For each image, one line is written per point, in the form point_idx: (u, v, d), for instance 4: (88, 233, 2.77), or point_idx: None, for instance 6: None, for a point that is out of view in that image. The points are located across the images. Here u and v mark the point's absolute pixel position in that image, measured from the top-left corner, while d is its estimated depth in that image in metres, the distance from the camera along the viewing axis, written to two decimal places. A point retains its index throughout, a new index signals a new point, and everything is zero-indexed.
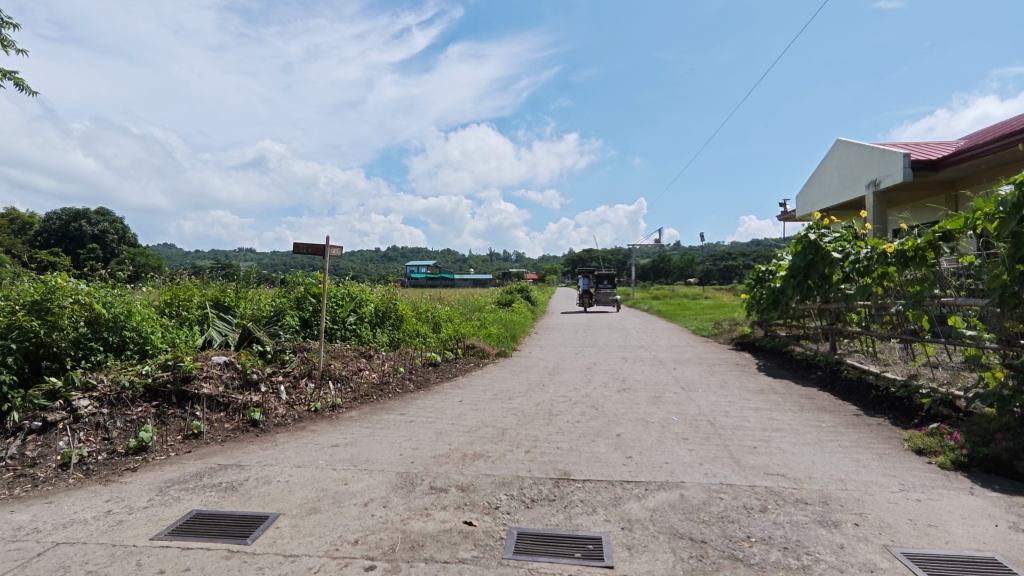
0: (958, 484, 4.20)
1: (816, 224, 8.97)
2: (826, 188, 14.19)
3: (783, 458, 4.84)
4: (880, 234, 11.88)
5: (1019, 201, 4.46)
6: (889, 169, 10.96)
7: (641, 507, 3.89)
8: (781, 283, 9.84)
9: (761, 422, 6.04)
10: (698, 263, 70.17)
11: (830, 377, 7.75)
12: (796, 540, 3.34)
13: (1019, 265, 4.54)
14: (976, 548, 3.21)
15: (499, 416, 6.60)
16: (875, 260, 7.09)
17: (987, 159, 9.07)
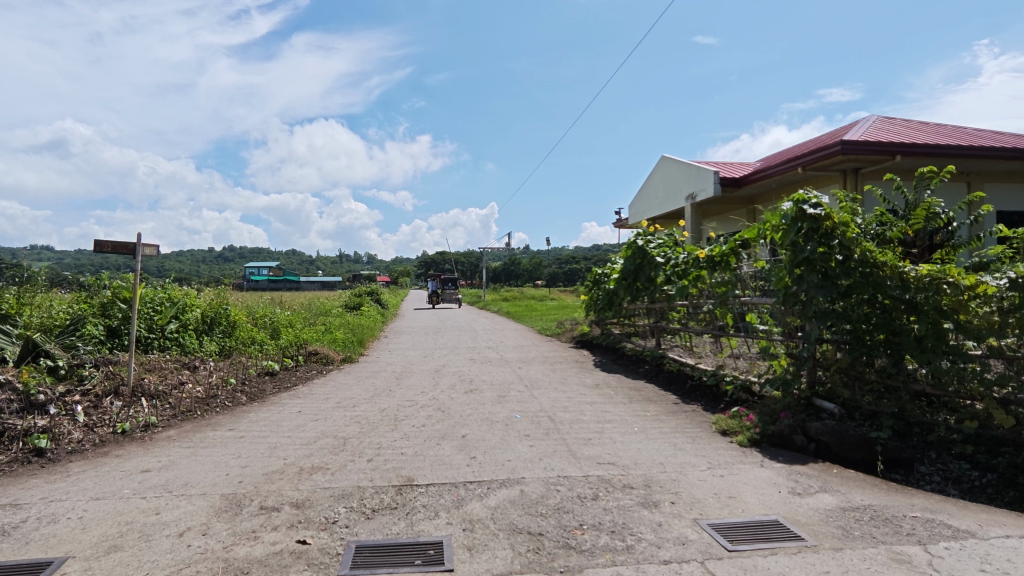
0: (752, 458, 4.87)
1: (644, 231, 9.90)
2: (653, 198, 15.68)
3: (613, 447, 5.22)
4: (696, 241, 13.41)
5: (796, 216, 5.29)
6: (703, 185, 12.40)
7: (482, 506, 3.94)
8: (614, 285, 10.67)
9: (595, 415, 6.45)
10: (545, 267, 73.76)
11: (655, 370, 8.57)
12: (622, 523, 3.61)
13: (797, 269, 5.37)
14: (764, 513, 3.71)
15: (341, 425, 6.29)
16: (691, 264, 7.98)
17: (777, 179, 10.65)
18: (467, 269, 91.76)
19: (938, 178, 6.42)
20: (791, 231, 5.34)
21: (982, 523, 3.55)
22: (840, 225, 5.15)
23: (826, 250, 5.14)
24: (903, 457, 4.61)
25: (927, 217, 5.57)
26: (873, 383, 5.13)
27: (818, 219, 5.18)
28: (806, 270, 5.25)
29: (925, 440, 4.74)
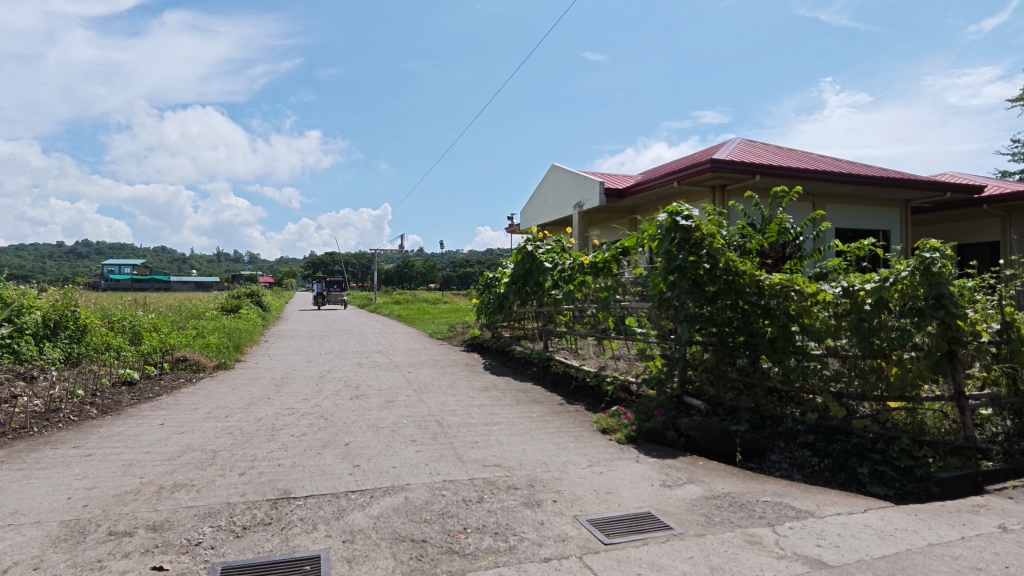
0: (628, 454, 5.15)
1: (533, 237, 10.15)
2: (543, 205, 16.15)
3: (499, 449, 5.29)
4: (582, 248, 13.99)
5: (670, 226, 5.68)
6: (590, 194, 12.96)
7: (364, 516, 3.81)
8: (504, 289, 10.84)
9: (483, 417, 6.50)
10: (439, 270, 73.31)
11: (543, 372, 8.82)
12: (505, 524, 3.65)
13: (671, 276, 5.75)
14: (638, 506, 3.93)
15: (210, 437, 5.81)
16: (577, 270, 8.31)
17: (655, 191, 11.39)
18: (358, 271, 88.84)
19: (788, 197, 7.20)
20: (666, 240, 5.72)
21: (819, 503, 4.02)
22: (708, 236, 5.60)
23: (695, 258, 5.56)
24: (757, 447, 5.08)
25: (779, 231, 6.21)
26: (734, 381, 5.64)
27: (689, 230, 5.60)
28: (678, 277, 5.65)
29: (776, 430, 5.27)
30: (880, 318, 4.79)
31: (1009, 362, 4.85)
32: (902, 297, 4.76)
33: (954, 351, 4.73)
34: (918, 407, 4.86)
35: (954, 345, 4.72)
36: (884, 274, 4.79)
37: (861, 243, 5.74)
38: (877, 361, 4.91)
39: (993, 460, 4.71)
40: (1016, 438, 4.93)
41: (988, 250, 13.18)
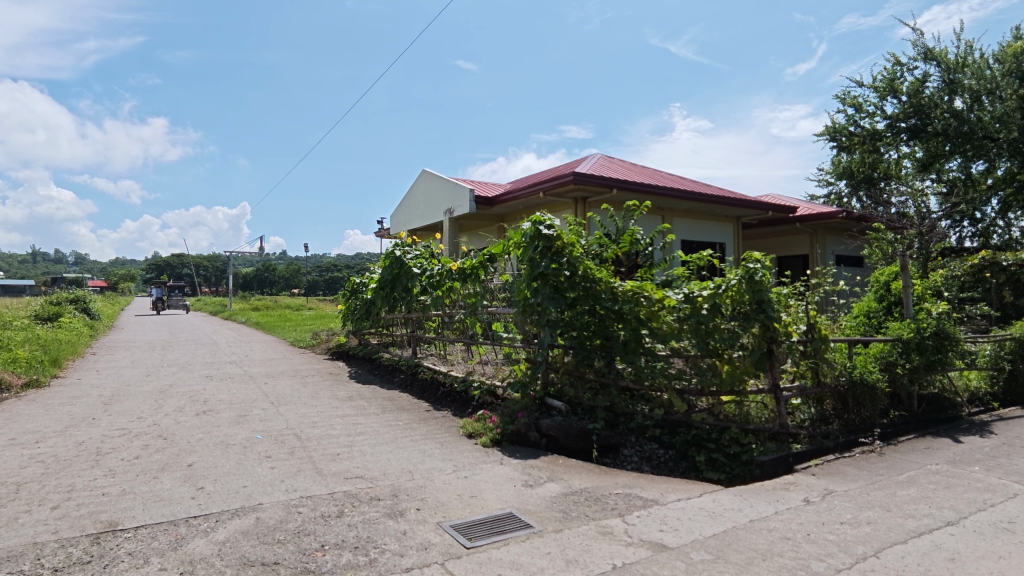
0: (493, 457, 5.27)
1: (401, 242, 9.99)
2: (413, 210, 15.96)
3: (362, 460, 5.11)
4: (452, 254, 14.03)
5: (533, 234, 5.89)
6: (460, 201, 13.05)
7: (207, 543, 3.49)
8: (371, 295, 10.53)
9: (346, 428, 6.25)
10: (304, 275, 69.49)
11: (411, 380, 8.71)
12: (366, 537, 3.54)
13: (535, 282, 5.98)
14: (500, 508, 4.02)
15: (14, 468, 4.96)
16: (445, 276, 8.32)
17: (523, 200, 11.76)
18: (210, 275, 81.35)
19: (640, 210, 7.79)
20: (530, 248, 5.93)
21: (664, 491, 4.40)
22: (568, 244, 5.91)
23: (557, 266, 5.83)
24: (611, 443, 5.45)
25: (631, 242, 6.71)
26: (591, 381, 6.00)
27: (551, 239, 5.85)
28: (540, 283, 5.90)
29: (628, 426, 5.68)
30: (715, 321, 5.38)
31: (813, 358, 5.67)
32: (732, 302, 5.38)
33: (772, 350, 5.43)
34: (744, 399, 5.51)
35: (772, 344, 5.42)
36: (718, 282, 5.38)
37: (700, 254, 6.37)
38: (712, 359, 5.49)
39: (802, 442, 5.45)
40: (819, 423, 5.75)
41: (800, 262, 15.31)
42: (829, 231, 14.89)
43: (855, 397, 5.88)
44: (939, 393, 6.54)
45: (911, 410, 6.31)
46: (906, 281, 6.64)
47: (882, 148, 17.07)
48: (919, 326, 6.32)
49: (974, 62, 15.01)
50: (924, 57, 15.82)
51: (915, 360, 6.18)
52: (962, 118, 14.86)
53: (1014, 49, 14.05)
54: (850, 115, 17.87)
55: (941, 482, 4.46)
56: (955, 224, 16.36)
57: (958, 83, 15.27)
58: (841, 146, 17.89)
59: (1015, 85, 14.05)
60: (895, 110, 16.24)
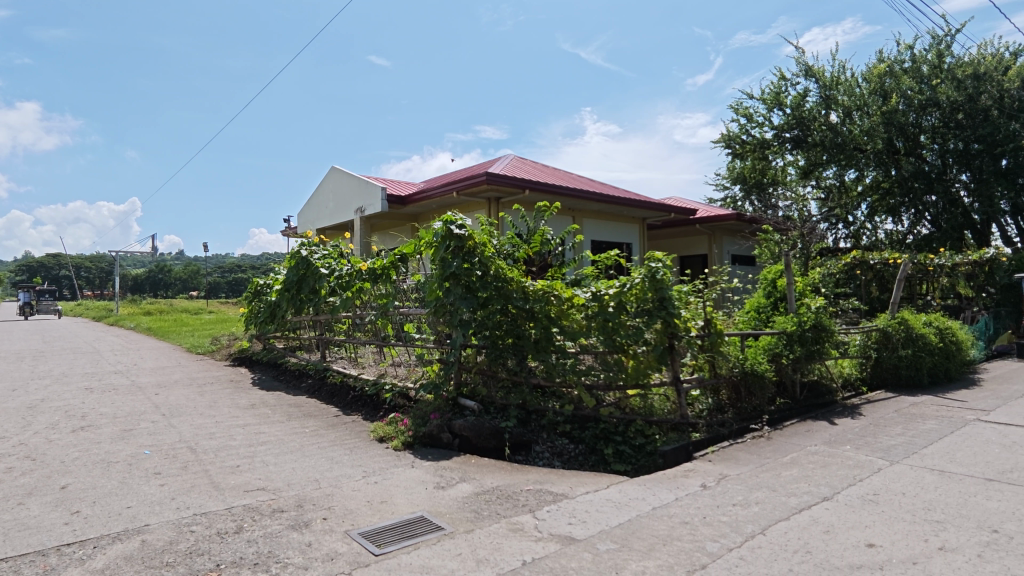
0: (405, 461, 5.18)
1: (308, 242, 9.56)
2: (322, 209, 15.36)
3: (263, 471, 4.85)
4: (363, 254, 13.64)
5: (445, 234, 5.84)
6: (371, 200, 12.72)
7: (83, 572, 3.16)
8: (276, 297, 10.02)
9: (247, 438, 5.90)
10: (203, 276, 65.05)
11: (319, 385, 8.37)
12: (267, 552, 3.36)
13: (446, 282, 5.93)
14: (411, 512, 3.95)
15: None
16: (354, 276, 8.06)
17: (437, 200, 11.66)
18: (92, 277, 74.12)
19: (549, 211, 7.94)
20: (441, 248, 5.87)
21: (573, 485, 4.52)
22: (479, 244, 5.91)
23: (468, 266, 5.82)
24: (523, 441, 5.53)
25: (542, 242, 6.83)
26: (504, 380, 6.05)
27: (462, 239, 5.83)
28: (452, 283, 5.86)
29: (540, 423, 5.78)
30: (620, 317, 5.60)
31: (709, 351, 6.04)
32: (636, 300, 5.62)
33: (673, 345, 5.73)
34: (648, 392, 5.77)
35: (673, 339, 5.72)
36: (623, 281, 5.60)
37: (607, 254, 6.60)
38: (618, 355, 5.70)
39: (700, 431, 5.79)
40: (715, 412, 6.14)
41: (699, 261, 16.27)
42: (725, 232, 15.94)
43: (746, 386, 6.33)
44: (817, 380, 7.16)
45: (795, 397, 6.88)
46: (789, 279, 7.23)
47: (770, 156, 18.32)
48: (800, 319, 6.92)
49: (846, 80, 16.64)
50: (805, 73, 17.33)
51: (797, 351, 6.76)
52: (837, 131, 16.43)
53: (878, 70, 15.71)
54: (742, 125, 19.23)
55: (819, 461, 4.90)
56: (831, 227, 18.05)
57: (833, 99, 16.69)
58: (734, 153, 19.13)
59: (879, 103, 15.72)
60: (781, 121, 17.67)
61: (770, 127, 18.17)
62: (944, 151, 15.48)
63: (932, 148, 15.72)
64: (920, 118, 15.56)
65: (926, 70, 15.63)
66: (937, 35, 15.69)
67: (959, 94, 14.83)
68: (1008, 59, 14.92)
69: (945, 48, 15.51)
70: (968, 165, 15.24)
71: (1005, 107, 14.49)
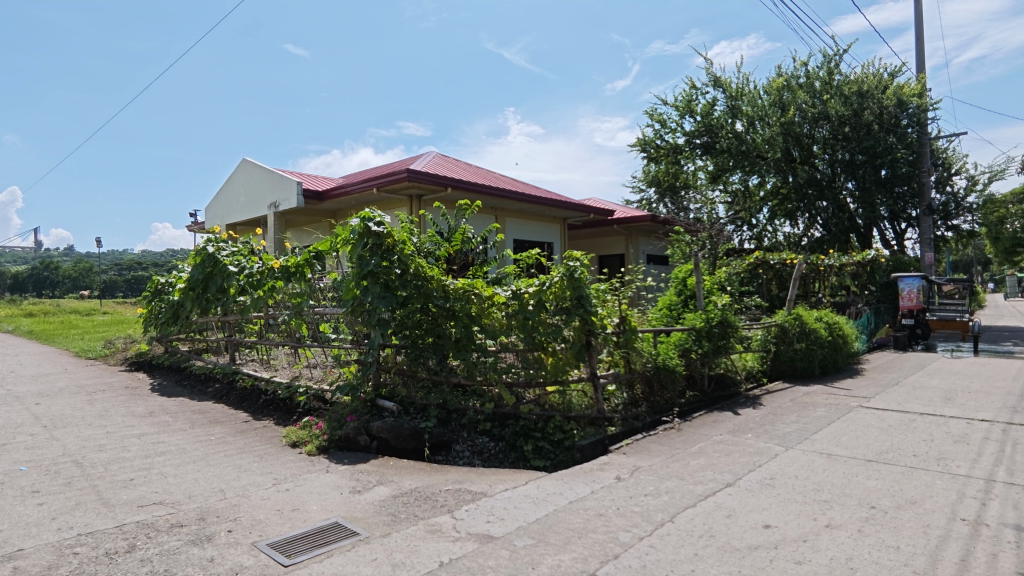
0: (319, 466, 4.99)
1: (215, 238, 8.97)
2: (232, 203, 14.50)
3: (162, 484, 4.50)
4: (278, 252, 13.01)
5: (362, 232, 5.67)
6: (286, 194, 12.17)
7: None
8: (179, 297, 9.35)
9: (143, 449, 5.46)
10: (95, 274, 59.70)
11: (227, 390, 7.89)
12: (163, 571, 3.12)
13: (364, 281, 5.76)
14: (324, 518, 3.80)
15: None
16: (266, 275, 7.63)
17: (356, 196, 11.32)
18: None
19: (470, 209, 7.91)
20: (358, 245, 5.68)
21: (492, 483, 4.53)
22: (399, 242, 5.78)
23: (387, 264, 5.69)
24: (443, 441, 5.51)
25: (463, 240, 6.81)
26: (424, 380, 5.98)
27: (381, 236, 5.68)
28: (370, 282, 5.70)
29: (460, 422, 5.76)
30: (540, 315, 5.68)
31: (624, 347, 6.24)
32: (555, 298, 5.72)
33: (590, 341, 5.89)
34: (566, 388, 5.89)
35: (591, 336, 5.89)
36: (543, 279, 5.69)
37: (528, 252, 6.66)
38: (538, 352, 5.78)
39: (616, 425, 5.97)
40: (630, 406, 6.36)
41: (617, 260, 16.82)
42: (640, 232, 16.57)
43: (658, 380, 6.60)
44: (723, 373, 7.59)
45: (703, 389, 7.26)
46: (698, 277, 7.62)
47: (682, 160, 19.38)
48: (708, 316, 7.32)
49: (750, 92, 17.74)
50: (713, 83, 18.32)
51: (705, 346, 7.14)
52: (741, 139, 17.50)
53: (777, 84, 16.88)
54: (656, 130, 20.06)
55: (724, 450, 5.20)
56: (736, 229, 19.21)
57: (738, 108, 17.89)
58: (649, 157, 19.93)
59: (779, 114, 16.89)
60: (692, 128, 18.59)
61: (682, 133, 19.08)
62: (833, 161, 16.86)
63: (824, 157, 16.93)
64: (813, 129, 16.86)
65: (818, 85, 16.95)
66: (827, 53, 17.07)
67: (846, 109, 16.21)
68: (886, 78, 16.47)
69: (835, 66, 16.90)
70: (854, 174, 16.71)
71: (884, 122, 16.01)
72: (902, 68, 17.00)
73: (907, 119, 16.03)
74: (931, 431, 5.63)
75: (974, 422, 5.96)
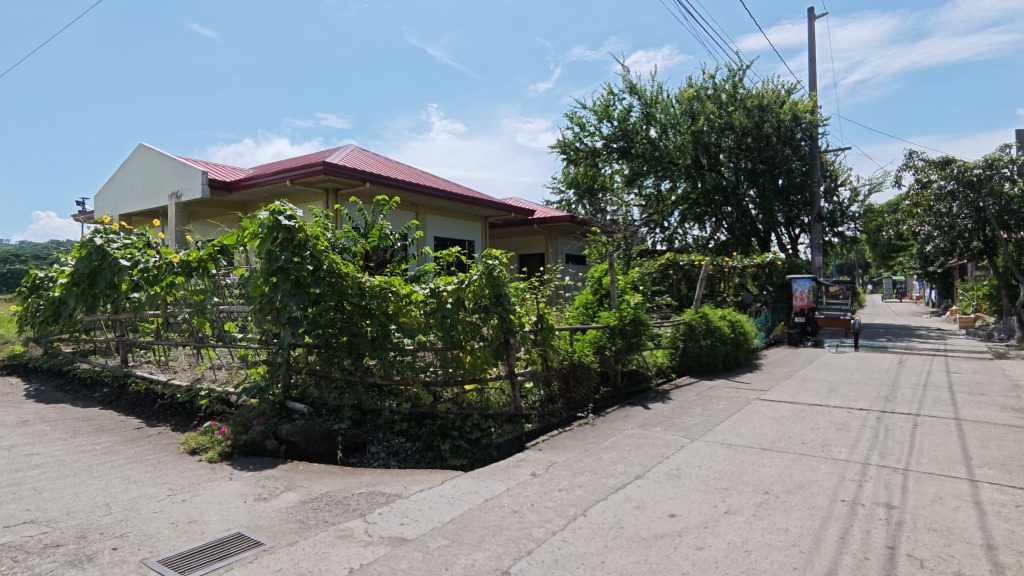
0: (221, 473, 4.70)
1: (104, 229, 8.20)
2: (127, 192, 13.37)
3: (36, 500, 4.07)
4: (178, 245, 12.12)
5: (272, 225, 5.37)
6: (189, 183, 11.38)
7: None
8: (61, 293, 8.48)
9: (14, 462, 4.91)
10: None
11: (117, 395, 7.26)
12: None
13: (273, 277, 5.47)
14: (225, 529, 3.57)
15: None
16: (163, 270, 7.02)
17: (267, 188, 10.77)
18: None
19: (388, 204, 7.71)
20: (267, 240, 5.38)
21: (407, 484, 4.45)
22: (311, 237, 5.53)
23: (299, 259, 5.44)
24: (357, 443, 5.36)
25: (380, 237, 6.64)
26: (337, 380, 5.77)
27: (292, 230, 5.40)
28: (280, 278, 5.43)
29: (375, 423, 5.62)
30: (459, 314, 5.64)
31: (541, 345, 6.33)
32: (473, 296, 5.70)
33: (508, 340, 5.92)
34: (484, 386, 5.89)
35: (509, 334, 5.92)
36: (462, 277, 5.65)
37: (447, 251, 6.58)
38: (456, 351, 5.73)
39: (532, 421, 6.04)
40: (547, 403, 6.47)
41: (536, 259, 17.05)
42: (559, 232, 16.88)
43: (575, 377, 6.75)
44: (636, 369, 7.87)
45: (616, 385, 7.49)
46: (613, 277, 7.84)
47: (600, 163, 19.99)
48: (621, 315, 7.56)
49: (663, 100, 18.56)
50: (629, 90, 19.02)
51: (618, 343, 7.37)
52: (655, 145, 18.29)
53: (688, 94, 17.75)
54: (576, 132, 20.53)
55: (634, 443, 5.40)
56: (649, 231, 20.02)
57: (652, 116, 18.68)
58: (568, 159, 20.39)
59: (689, 123, 17.78)
60: (609, 132, 19.21)
61: (599, 137, 19.66)
62: (737, 169, 17.97)
63: (729, 165, 18.00)
64: (720, 139, 17.87)
65: (724, 97, 17.99)
66: (732, 68, 18.16)
67: (748, 121, 17.31)
68: (784, 94, 17.76)
69: (739, 80, 18.02)
70: (755, 182, 17.87)
71: (781, 135, 17.26)
72: (797, 85, 18.41)
73: (801, 133, 17.32)
74: (817, 420, 6.13)
75: (853, 410, 6.55)
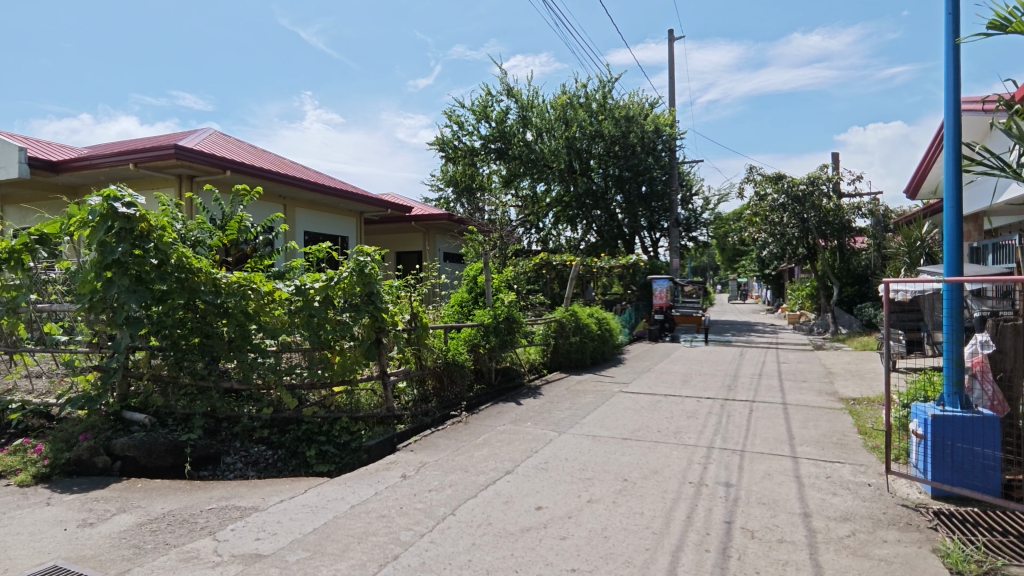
0: (36, 498, 4.06)
1: None
2: None
3: None
4: None
5: (106, 213, 4.70)
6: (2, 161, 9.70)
7: None
8: None
9: None
10: None
11: None
12: None
13: (106, 271, 4.83)
14: (37, 564, 3.08)
15: None
16: None
17: (104, 171, 9.50)
18: None
19: (250, 194, 7.15)
20: (99, 230, 4.71)
21: (265, 495, 4.15)
22: (156, 227, 4.93)
23: (140, 253, 4.83)
24: (209, 453, 4.93)
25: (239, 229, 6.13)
26: (186, 386, 5.24)
27: (131, 219, 4.78)
28: (116, 273, 4.80)
29: (231, 432, 5.22)
30: (327, 313, 5.37)
31: (415, 343, 6.22)
32: (344, 294, 5.46)
33: (380, 339, 5.74)
34: (354, 388, 5.67)
35: (380, 333, 5.75)
36: (330, 274, 5.37)
37: (317, 246, 6.21)
38: (323, 351, 5.44)
39: (404, 422, 5.92)
40: (419, 402, 6.40)
41: (413, 257, 16.79)
42: (437, 230, 16.75)
43: (449, 375, 6.72)
44: (508, 366, 8.05)
45: (490, 382, 7.60)
46: (488, 276, 7.91)
47: (478, 163, 20.15)
48: (496, 312, 7.66)
49: (538, 105, 19.15)
50: (507, 93, 19.38)
51: (492, 341, 7.46)
52: (531, 148, 18.84)
53: (562, 100, 18.49)
54: (454, 131, 20.54)
55: (506, 439, 5.49)
56: (525, 231, 20.56)
57: (529, 119, 19.20)
58: (447, 157, 20.31)
59: (563, 129, 18.52)
60: (487, 132, 19.46)
61: (477, 137, 19.81)
62: (606, 175, 19.05)
63: (599, 171, 18.99)
64: (591, 145, 18.78)
65: (595, 106, 18.95)
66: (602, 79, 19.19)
67: (616, 130, 18.38)
68: (647, 107, 19.12)
69: (608, 91, 19.08)
70: (621, 188, 19.05)
71: (645, 145, 18.54)
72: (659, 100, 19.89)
73: (661, 144, 18.72)
74: (672, 409, 6.66)
75: (701, 400, 7.19)
